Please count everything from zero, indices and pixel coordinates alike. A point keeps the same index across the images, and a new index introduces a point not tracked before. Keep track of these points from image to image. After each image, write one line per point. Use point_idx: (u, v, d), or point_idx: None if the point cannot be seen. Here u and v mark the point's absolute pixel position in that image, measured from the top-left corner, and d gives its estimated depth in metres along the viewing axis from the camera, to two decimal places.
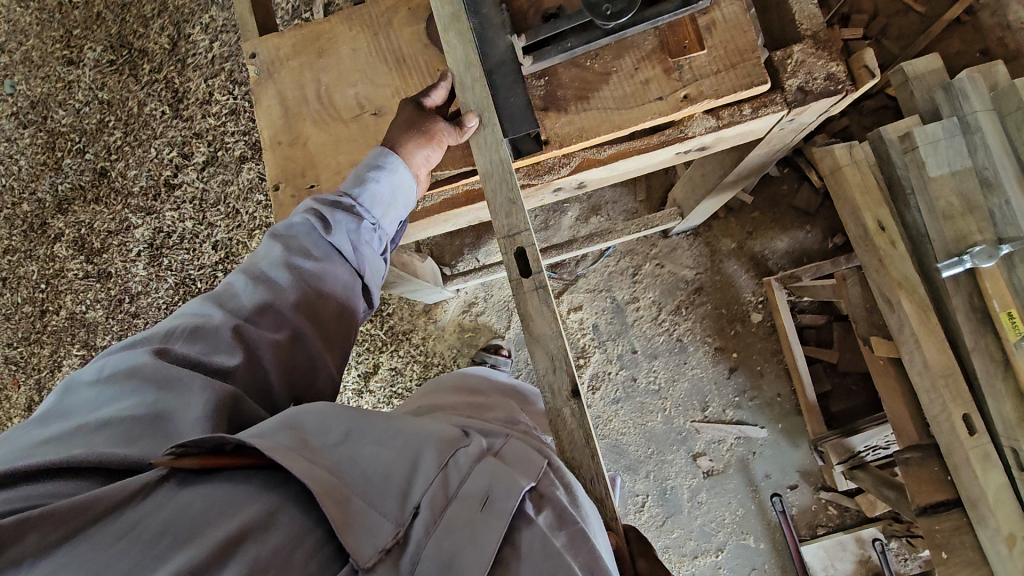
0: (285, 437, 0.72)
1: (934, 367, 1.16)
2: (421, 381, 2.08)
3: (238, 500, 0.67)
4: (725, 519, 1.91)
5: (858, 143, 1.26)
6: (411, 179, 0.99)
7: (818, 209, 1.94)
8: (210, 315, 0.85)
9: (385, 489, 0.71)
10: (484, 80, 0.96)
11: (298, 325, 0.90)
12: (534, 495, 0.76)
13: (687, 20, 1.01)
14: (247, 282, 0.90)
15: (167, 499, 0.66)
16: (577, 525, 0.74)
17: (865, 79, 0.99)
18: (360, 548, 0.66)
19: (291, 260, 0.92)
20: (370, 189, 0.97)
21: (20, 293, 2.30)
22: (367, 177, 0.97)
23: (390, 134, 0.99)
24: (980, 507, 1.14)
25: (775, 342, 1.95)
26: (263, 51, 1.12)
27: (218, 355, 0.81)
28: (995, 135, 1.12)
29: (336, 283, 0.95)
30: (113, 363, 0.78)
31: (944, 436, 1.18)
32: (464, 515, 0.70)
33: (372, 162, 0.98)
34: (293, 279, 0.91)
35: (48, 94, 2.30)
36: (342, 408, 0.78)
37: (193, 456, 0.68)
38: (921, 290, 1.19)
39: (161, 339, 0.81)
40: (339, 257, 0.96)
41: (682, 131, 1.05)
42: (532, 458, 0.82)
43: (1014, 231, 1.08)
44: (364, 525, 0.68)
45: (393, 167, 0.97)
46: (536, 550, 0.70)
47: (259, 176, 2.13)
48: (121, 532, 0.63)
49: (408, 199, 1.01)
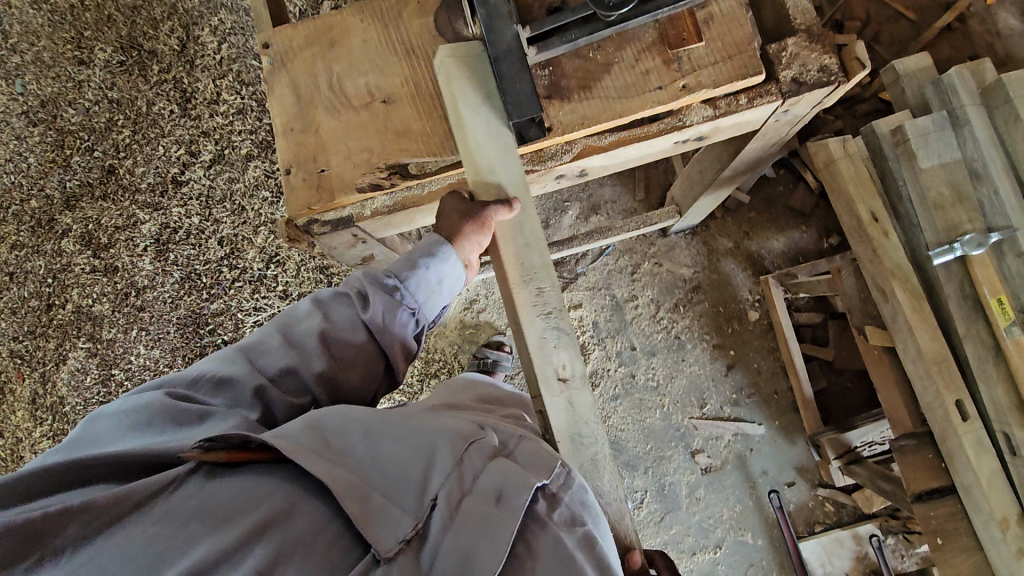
0: (308, 439, 0.78)
1: (928, 354, 1.19)
2: (422, 376, 2.09)
3: (263, 491, 0.74)
4: (724, 515, 1.92)
5: (851, 138, 1.30)
6: (459, 268, 1.04)
7: (813, 209, 1.99)
8: (241, 369, 0.88)
9: (403, 485, 0.77)
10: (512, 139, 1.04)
11: (315, 393, 0.95)
12: (548, 494, 0.80)
13: (686, 14, 1.05)
14: (280, 340, 0.93)
15: (197, 490, 0.71)
16: (588, 526, 0.79)
17: (856, 70, 1.03)
18: (381, 539, 0.72)
19: (323, 331, 0.95)
20: (419, 275, 1.02)
21: (27, 288, 2.32)
22: (420, 262, 1.02)
23: (443, 225, 1.02)
24: (973, 492, 1.16)
25: (772, 339, 1.98)
26: (276, 42, 1.16)
27: (240, 409, 0.85)
28: (983, 129, 1.16)
29: (360, 359, 0.99)
30: (134, 399, 0.79)
31: (938, 423, 1.20)
32: (479, 509, 0.75)
33: (428, 249, 1.03)
34: (318, 348, 0.94)
35: (58, 93, 2.34)
36: (361, 412, 0.84)
37: (220, 450, 0.74)
38: (913, 279, 1.22)
39: (187, 385, 0.84)
40: (369, 335, 0.99)
41: (681, 120, 1.08)
42: (545, 458, 0.83)
43: (1003, 220, 1.12)
44: (384, 520, 0.74)
45: (445, 257, 1.02)
46: (550, 550, 0.75)
47: (265, 173, 2.18)
48: (155, 518, 0.68)
49: (453, 285, 1.07)
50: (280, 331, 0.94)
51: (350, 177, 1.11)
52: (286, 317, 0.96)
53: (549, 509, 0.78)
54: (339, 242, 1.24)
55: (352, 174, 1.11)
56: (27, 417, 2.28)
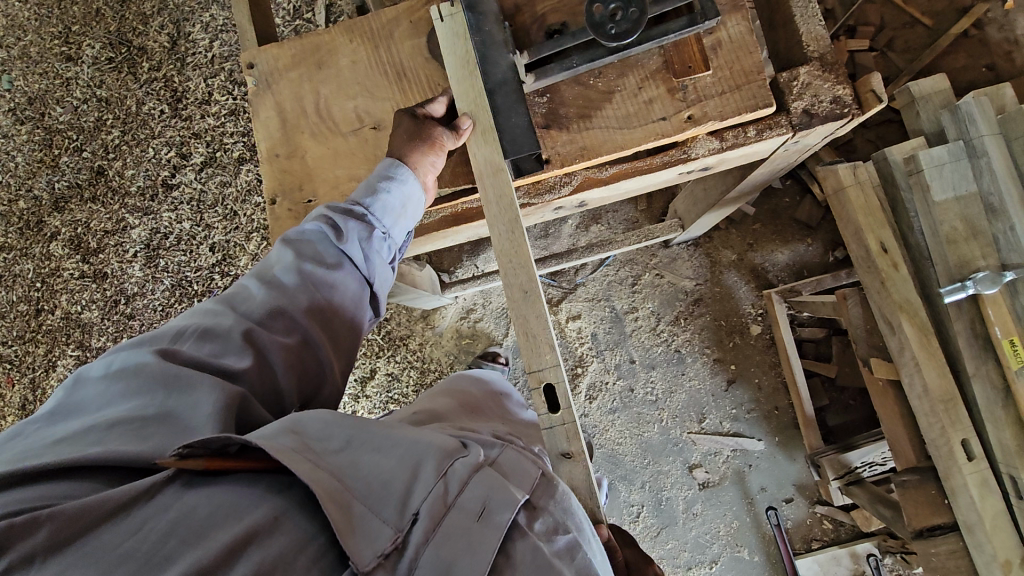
0: (289, 439, 0.72)
1: (934, 392, 1.16)
2: (417, 387, 2.06)
3: (242, 505, 0.68)
4: (720, 530, 1.91)
5: (862, 163, 1.25)
6: (420, 190, 0.99)
7: (819, 222, 1.94)
8: (223, 317, 0.85)
9: (384, 495, 0.71)
10: (492, 134, 0.96)
11: (309, 331, 0.90)
12: (528, 506, 0.76)
13: (693, 40, 0.99)
14: (260, 286, 0.90)
15: (173, 501, 0.66)
16: (571, 534, 0.75)
17: (871, 103, 0.98)
18: (359, 551, 0.66)
19: (303, 266, 0.91)
20: (381, 200, 0.97)
21: (15, 292, 2.28)
22: (379, 187, 0.97)
23: (395, 147, 0.98)
24: (976, 532, 1.13)
25: (774, 354, 1.94)
26: (261, 62, 1.10)
27: (228, 356, 0.81)
28: (1001, 160, 1.11)
29: (345, 290, 0.95)
30: (123, 359, 0.78)
31: (942, 460, 1.17)
32: (461, 524, 0.70)
33: (383, 173, 0.97)
34: (302, 284, 0.91)
35: (45, 91, 2.28)
36: (343, 416, 0.78)
37: (198, 457, 0.68)
38: (923, 313, 1.18)
39: (170, 339, 0.81)
40: (349, 264, 0.96)
41: (686, 152, 1.03)
42: (527, 470, 0.81)
43: (1019, 257, 1.07)
44: (364, 531, 0.68)
45: (404, 178, 0.97)
46: (528, 560, 0.70)
47: (257, 178, 2.12)
48: (128, 532, 0.63)
49: (416, 210, 1.01)
50: (258, 278, 0.92)
51: None
52: (263, 265, 0.94)
53: (530, 518, 0.74)
54: None
55: None
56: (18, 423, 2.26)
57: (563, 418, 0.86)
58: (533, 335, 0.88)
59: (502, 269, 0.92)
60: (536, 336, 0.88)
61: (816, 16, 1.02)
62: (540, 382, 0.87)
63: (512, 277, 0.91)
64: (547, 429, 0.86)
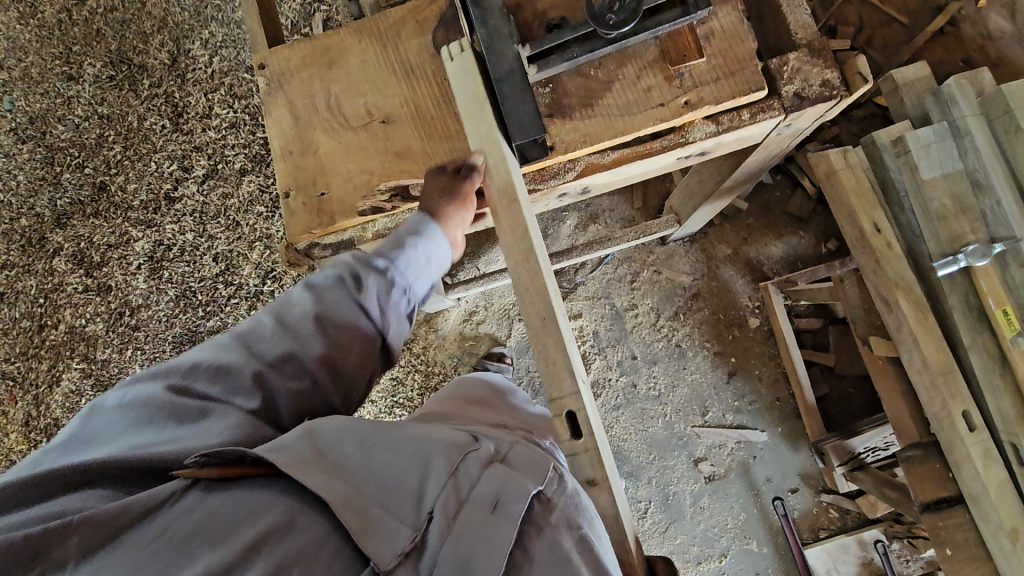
0: (304, 447, 0.75)
1: (933, 364, 1.18)
2: (422, 391, 2.08)
3: (260, 505, 0.70)
4: (728, 523, 1.92)
5: (852, 148, 1.30)
6: (445, 245, 1.05)
7: (811, 214, 2.00)
8: (235, 357, 0.84)
9: (399, 495, 0.74)
10: (505, 158, 0.95)
11: (320, 377, 0.91)
12: (541, 500, 0.78)
13: (687, 30, 1.04)
14: (276, 328, 0.90)
15: (195, 505, 0.68)
16: (583, 530, 0.77)
17: (858, 85, 1.03)
18: (381, 551, 0.69)
19: (320, 317, 0.92)
20: (407, 254, 1.02)
21: (18, 308, 2.28)
22: (406, 242, 1.02)
23: (426, 199, 1.01)
24: (982, 503, 1.15)
25: (773, 345, 1.98)
26: (273, 62, 1.14)
27: (238, 398, 0.82)
28: (984, 139, 1.16)
29: (356, 341, 0.95)
30: (134, 393, 0.78)
31: (945, 433, 1.19)
32: (476, 518, 0.73)
33: (413, 228, 1.03)
34: (317, 334, 0.91)
35: (47, 110, 2.31)
36: (357, 421, 0.81)
37: (214, 466, 0.71)
38: (917, 289, 1.21)
39: (182, 374, 0.80)
40: (365, 317, 0.96)
41: (684, 136, 1.08)
42: (538, 464, 0.84)
43: (1007, 230, 1.12)
44: (383, 531, 0.70)
45: (431, 235, 1.03)
46: (546, 555, 0.73)
47: (260, 188, 2.16)
48: (154, 535, 0.65)
49: (441, 263, 1.07)
50: (274, 319, 0.91)
51: (350, 200, 1.08)
52: (281, 303, 0.93)
53: (545, 512, 0.77)
54: None
55: (353, 197, 1.08)
56: (21, 440, 2.25)
57: (586, 445, 0.83)
58: (554, 363, 0.86)
59: (520, 297, 0.90)
60: (557, 363, 0.85)
61: (803, 5, 1.07)
62: (563, 411, 0.85)
63: (530, 305, 0.89)
64: (570, 455, 0.85)
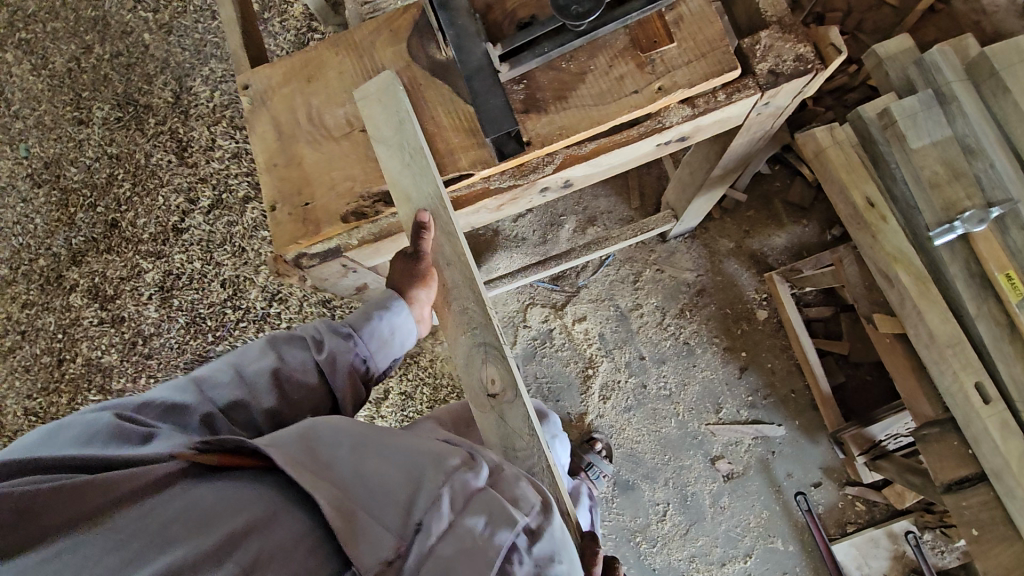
0: (297, 449, 0.77)
1: (939, 337, 1.15)
2: (431, 404, 2.07)
3: (244, 498, 0.71)
4: (751, 522, 1.86)
5: (839, 125, 1.29)
6: (410, 320, 1.06)
7: (813, 202, 1.97)
8: (190, 397, 0.84)
9: (389, 504, 0.73)
10: (431, 172, 0.98)
11: (269, 427, 0.92)
12: (529, 529, 0.75)
13: (655, 17, 1.05)
14: (233, 374, 0.90)
15: (184, 491, 0.69)
16: (563, 565, 0.75)
17: (833, 56, 1.03)
18: (363, 556, 0.69)
19: (277, 369, 0.94)
20: (372, 325, 1.04)
21: (38, 345, 2.34)
22: (374, 313, 1.05)
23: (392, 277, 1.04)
24: (1004, 478, 1.10)
25: (784, 337, 1.94)
26: (255, 82, 1.17)
27: (194, 433, 0.82)
28: (971, 104, 1.14)
29: (309, 395, 0.97)
30: (88, 416, 0.74)
31: (959, 408, 1.15)
32: (463, 539, 0.70)
33: (379, 303, 1.05)
34: (273, 386, 0.93)
35: (60, 154, 2.40)
36: (354, 426, 0.81)
37: (214, 453, 0.73)
38: (917, 262, 1.18)
39: (135, 408, 0.79)
40: (321, 374, 0.99)
41: (659, 122, 1.07)
42: (529, 492, 0.77)
43: (1003, 194, 1.10)
44: (368, 539, 0.70)
45: (399, 310, 1.05)
46: None
47: (263, 214, 2.22)
48: (139, 513, 0.66)
49: (404, 337, 1.09)
50: (232, 366, 0.91)
51: (334, 208, 1.10)
52: (240, 353, 0.94)
53: (530, 543, 0.74)
54: (331, 273, 1.20)
55: (337, 204, 1.10)
56: None
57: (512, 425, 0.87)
58: (472, 367, 0.91)
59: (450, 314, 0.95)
60: (473, 365, 0.91)
61: None
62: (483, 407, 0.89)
63: (461, 317, 0.94)
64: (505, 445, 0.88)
